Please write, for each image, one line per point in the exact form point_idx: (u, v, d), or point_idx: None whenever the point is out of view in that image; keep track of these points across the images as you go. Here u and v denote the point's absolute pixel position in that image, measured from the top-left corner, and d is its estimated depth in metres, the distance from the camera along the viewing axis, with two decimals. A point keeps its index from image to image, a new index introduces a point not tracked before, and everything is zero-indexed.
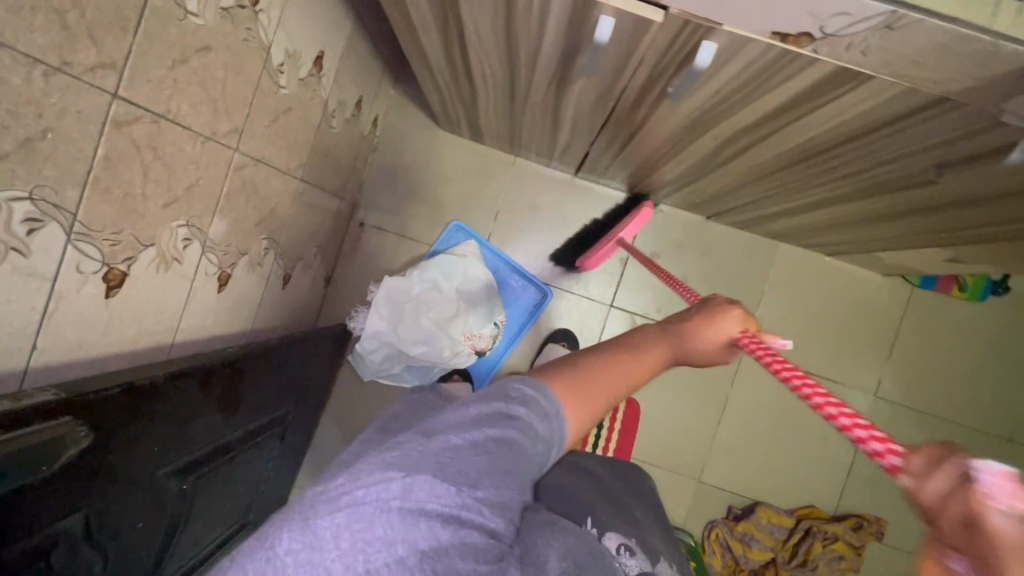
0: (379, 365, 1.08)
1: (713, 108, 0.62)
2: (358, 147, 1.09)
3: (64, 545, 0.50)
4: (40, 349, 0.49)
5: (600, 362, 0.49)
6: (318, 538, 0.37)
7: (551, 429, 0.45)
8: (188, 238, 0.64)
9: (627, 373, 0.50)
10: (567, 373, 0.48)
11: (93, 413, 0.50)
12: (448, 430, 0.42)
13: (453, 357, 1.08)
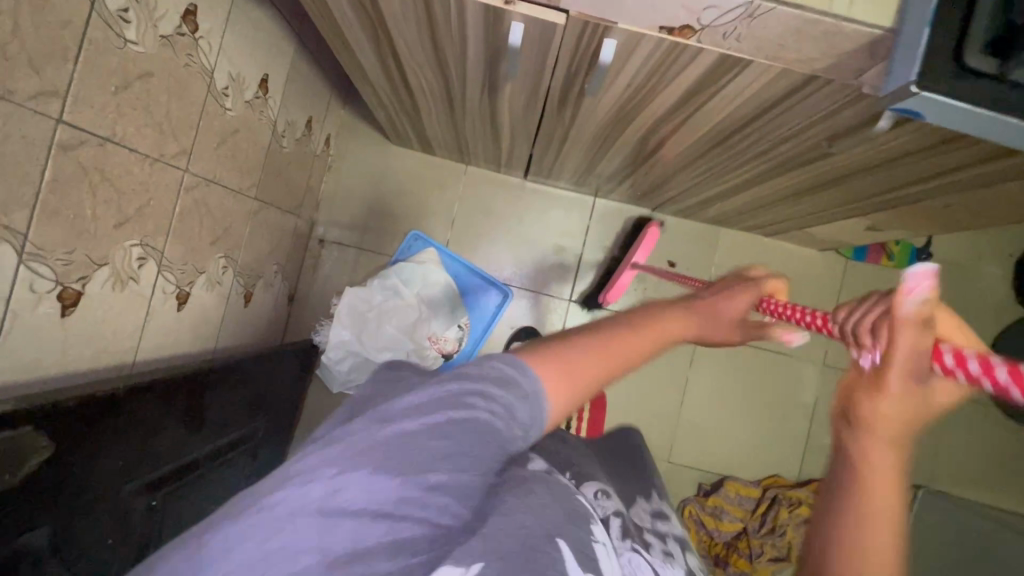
0: (348, 375, 1.08)
1: (630, 101, 0.67)
2: (311, 166, 1.13)
3: (31, 562, 0.51)
4: None
5: (591, 342, 0.50)
6: (219, 549, 0.35)
7: (527, 410, 0.45)
8: (142, 257, 0.67)
9: (637, 345, 0.53)
10: (552, 356, 0.48)
11: (56, 422, 0.52)
12: (404, 416, 0.41)
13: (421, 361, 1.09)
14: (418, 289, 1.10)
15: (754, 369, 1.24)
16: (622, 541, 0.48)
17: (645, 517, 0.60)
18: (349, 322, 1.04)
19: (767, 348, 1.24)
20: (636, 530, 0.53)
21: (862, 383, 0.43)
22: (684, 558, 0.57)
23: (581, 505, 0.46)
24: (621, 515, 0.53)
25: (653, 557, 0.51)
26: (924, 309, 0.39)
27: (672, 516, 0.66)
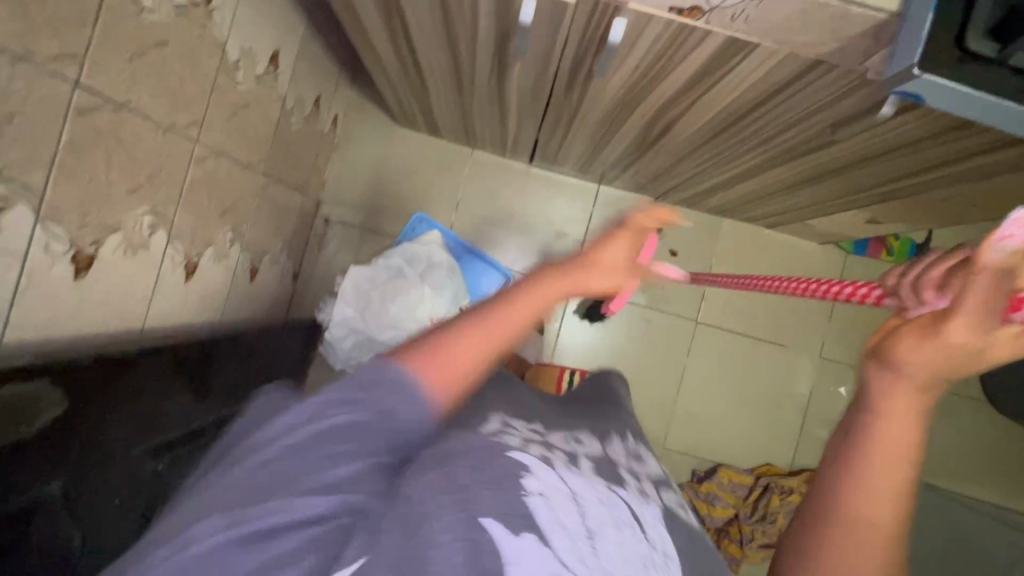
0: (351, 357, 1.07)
1: (637, 83, 0.68)
2: (318, 145, 1.14)
3: (44, 514, 0.53)
4: (12, 327, 0.51)
5: (455, 333, 0.39)
6: None
7: (401, 406, 0.36)
8: (154, 225, 0.68)
9: (516, 324, 0.39)
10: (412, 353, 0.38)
11: (68, 381, 0.53)
12: (259, 441, 0.34)
13: None
14: (421, 269, 1.10)
15: (751, 359, 1.25)
16: (593, 477, 0.42)
17: (619, 453, 0.50)
18: (352, 299, 1.06)
19: (765, 339, 1.25)
20: (609, 468, 0.46)
21: (908, 328, 0.38)
22: (663, 500, 0.48)
23: (528, 457, 0.39)
24: (593, 456, 0.46)
25: (626, 492, 0.43)
26: (1018, 260, 0.33)
27: (649, 457, 0.55)
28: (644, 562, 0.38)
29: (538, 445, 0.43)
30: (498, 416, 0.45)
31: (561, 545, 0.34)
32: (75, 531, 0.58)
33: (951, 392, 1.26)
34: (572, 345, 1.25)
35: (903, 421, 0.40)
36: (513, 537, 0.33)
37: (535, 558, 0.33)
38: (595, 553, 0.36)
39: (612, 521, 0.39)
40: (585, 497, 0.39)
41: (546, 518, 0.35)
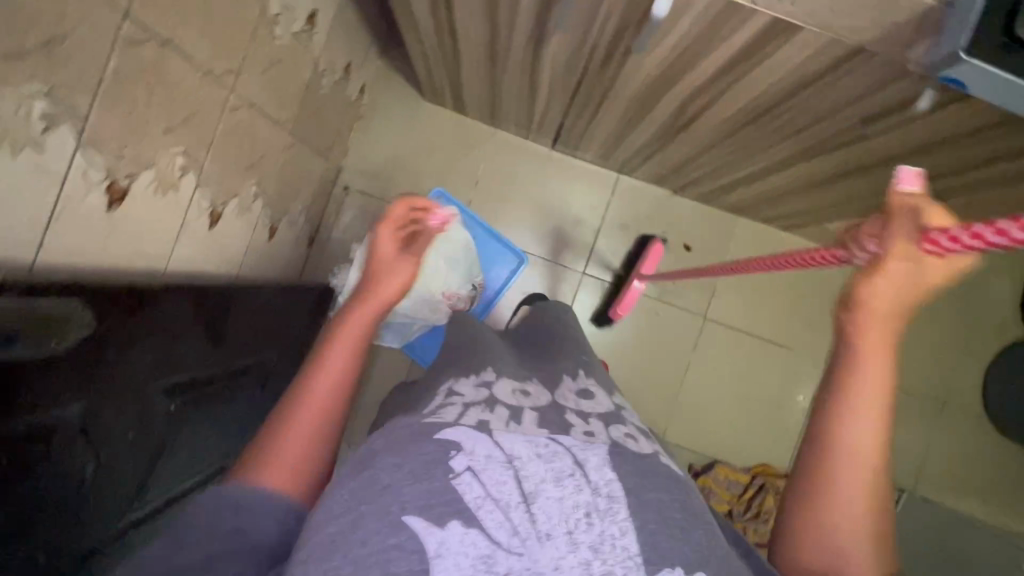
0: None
1: (674, 63, 0.69)
2: (345, 112, 1.14)
3: (62, 434, 0.53)
4: (46, 246, 0.51)
5: (278, 432, 0.57)
6: None
7: (262, 499, 0.51)
8: (185, 167, 0.68)
9: (312, 402, 0.59)
10: (251, 466, 0.54)
11: (97, 304, 0.54)
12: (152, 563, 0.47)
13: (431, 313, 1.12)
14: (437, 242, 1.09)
15: (755, 359, 1.26)
16: (533, 432, 0.51)
17: (567, 398, 0.60)
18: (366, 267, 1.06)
19: (771, 340, 1.26)
20: (554, 417, 0.55)
21: (859, 273, 0.48)
22: (610, 434, 0.55)
23: (458, 433, 0.49)
24: (538, 408, 0.56)
25: (569, 439, 0.51)
26: (917, 202, 0.45)
27: (604, 396, 0.64)
28: (577, 506, 0.45)
29: (479, 409, 0.53)
30: (452, 394, 0.57)
31: (491, 522, 0.43)
32: (88, 457, 0.59)
33: (951, 406, 1.27)
34: None
35: (876, 361, 0.48)
36: (438, 528, 0.42)
37: (460, 536, 0.42)
38: (527, 516, 0.44)
39: (551, 477, 0.47)
40: (519, 459, 0.47)
41: (477, 495, 0.44)
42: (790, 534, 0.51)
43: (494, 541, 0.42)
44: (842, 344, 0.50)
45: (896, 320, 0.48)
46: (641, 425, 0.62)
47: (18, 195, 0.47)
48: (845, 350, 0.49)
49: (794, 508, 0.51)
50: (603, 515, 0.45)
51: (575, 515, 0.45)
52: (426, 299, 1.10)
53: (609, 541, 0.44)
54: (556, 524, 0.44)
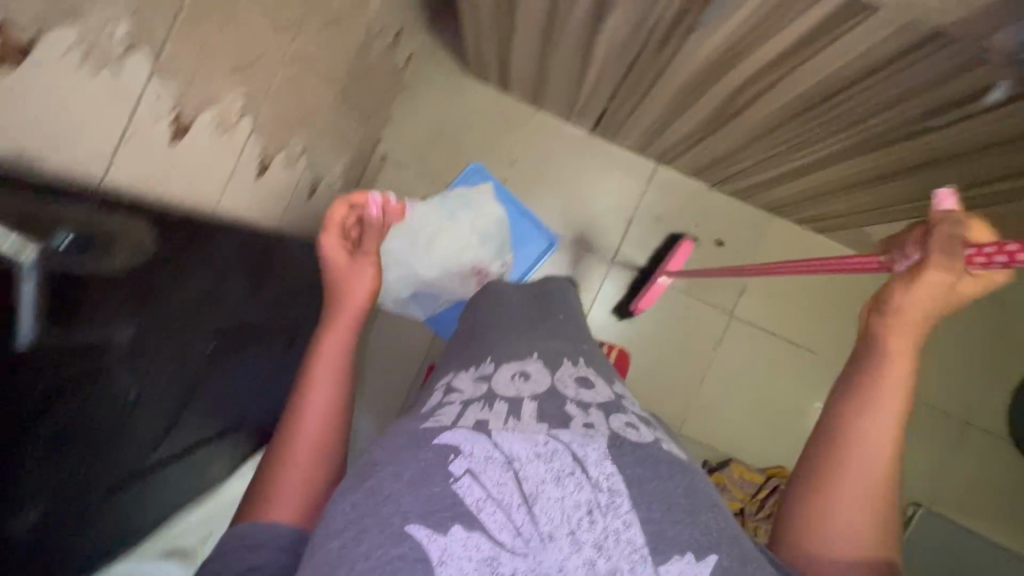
0: (389, 286, 1.11)
1: (733, 50, 0.69)
2: (390, 81, 1.15)
3: (113, 355, 0.55)
4: (116, 166, 0.51)
5: (285, 448, 0.66)
6: None
7: (269, 541, 0.59)
8: (242, 112, 0.69)
9: (309, 428, 0.67)
10: (260, 492, 0.64)
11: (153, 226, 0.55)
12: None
13: (460, 285, 1.12)
14: (471, 216, 1.13)
15: (778, 361, 1.25)
16: (532, 430, 0.55)
17: (566, 386, 0.64)
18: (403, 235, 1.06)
19: (796, 344, 1.25)
20: (554, 410, 0.59)
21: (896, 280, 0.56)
22: (610, 425, 0.59)
23: (457, 437, 0.54)
24: (536, 398, 0.61)
25: (568, 435, 0.55)
26: (959, 219, 0.52)
27: (605, 387, 0.67)
28: (579, 505, 0.49)
29: (476, 409, 0.60)
30: (452, 390, 0.66)
31: (494, 524, 0.47)
32: (131, 385, 0.60)
33: (973, 425, 1.26)
34: (604, 319, 1.26)
35: (903, 367, 0.56)
36: (441, 534, 0.46)
37: (462, 541, 0.46)
38: (529, 516, 0.48)
39: (552, 477, 0.51)
40: (518, 460, 0.52)
41: (478, 497, 0.49)
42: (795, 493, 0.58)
43: (497, 543, 0.46)
44: (870, 348, 0.58)
45: (919, 328, 0.55)
46: (640, 412, 0.66)
47: (95, 113, 0.47)
48: (876, 351, 0.57)
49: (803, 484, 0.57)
50: (606, 511, 0.49)
51: (578, 515, 0.49)
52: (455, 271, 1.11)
53: (614, 535, 0.48)
54: (559, 526, 0.48)
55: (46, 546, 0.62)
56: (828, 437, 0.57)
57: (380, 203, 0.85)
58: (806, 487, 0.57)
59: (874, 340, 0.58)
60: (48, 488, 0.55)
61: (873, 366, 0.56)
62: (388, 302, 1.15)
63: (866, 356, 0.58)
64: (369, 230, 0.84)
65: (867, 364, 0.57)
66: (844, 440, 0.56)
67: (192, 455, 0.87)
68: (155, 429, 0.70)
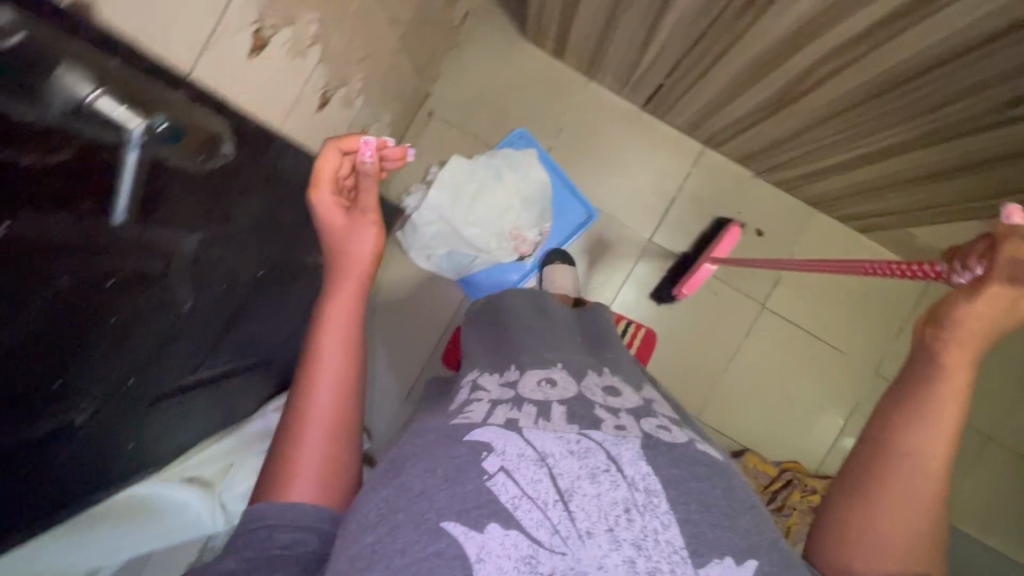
0: (428, 241, 1.12)
1: (818, 18, 0.68)
2: (446, 35, 1.14)
3: (178, 261, 0.55)
4: (201, 63, 0.48)
5: (295, 425, 0.62)
6: None
7: (292, 526, 0.55)
8: (315, 38, 0.67)
9: (319, 401, 0.63)
10: (273, 474, 0.60)
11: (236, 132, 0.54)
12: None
13: (497, 249, 1.12)
14: (518, 180, 1.11)
15: (804, 357, 1.24)
16: (563, 428, 0.51)
17: (594, 392, 0.59)
18: (446, 189, 1.07)
19: (825, 342, 1.24)
20: (584, 411, 0.55)
21: (956, 294, 0.52)
22: (642, 426, 0.54)
23: (488, 434, 0.51)
24: (566, 402, 0.56)
25: (601, 434, 0.51)
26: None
27: (632, 392, 0.62)
28: (616, 503, 0.45)
29: (506, 408, 0.55)
30: (479, 388, 0.61)
31: (530, 522, 0.44)
32: (189, 294, 0.61)
33: (995, 443, 1.24)
34: (634, 298, 1.25)
35: (958, 379, 0.51)
36: (478, 532, 0.43)
37: (500, 538, 0.43)
38: (566, 513, 0.45)
39: (587, 474, 0.47)
40: (552, 457, 0.48)
41: (512, 495, 0.46)
42: (843, 500, 0.55)
43: (536, 541, 0.43)
44: (925, 358, 0.53)
45: (981, 345, 0.51)
46: (672, 416, 0.61)
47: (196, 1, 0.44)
48: (929, 366, 0.52)
49: (846, 490, 0.55)
50: (643, 511, 0.45)
51: (615, 512, 0.45)
52: (498, 233, 1.11)
53: (652, 536, 0.44)
54: (597, 522, 0.44)
55: (90, 442, 0.63)
56: (871, 444, 0.55)
57: (374, 147, 0.66)
58: (854, 492, 0.54)
59: (930, 355, 0.53)
60: (105, 383, 0.56)
61: (925, 378, 0.52)
62: (422, 257, 1.15)
63: (913, 369, 0.54)
64: (366, 182, 0.67)
65: (917, 377, 0.53)
66: (891, 448, 0.53)
67: (223, 383, 0.88)
68: (199, 347, 0.71)
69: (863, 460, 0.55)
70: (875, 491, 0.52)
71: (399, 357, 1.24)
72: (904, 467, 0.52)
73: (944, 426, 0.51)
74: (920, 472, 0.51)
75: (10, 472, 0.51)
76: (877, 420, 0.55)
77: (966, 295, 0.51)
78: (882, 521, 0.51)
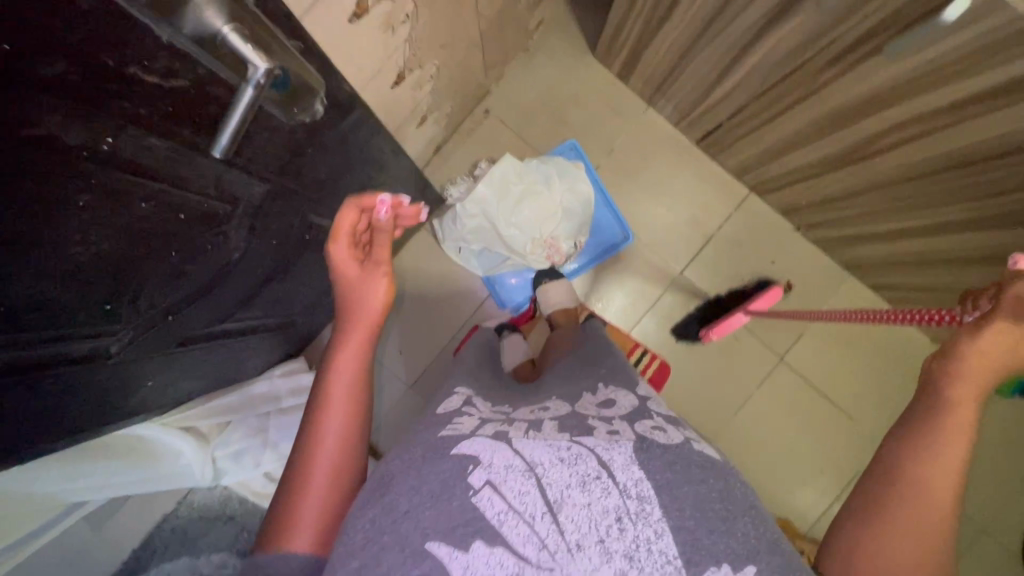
0: (464, 234, 1.11)
1: (901, 85, 0.69)
2: (519, 38, 1.15)
3: (241, 210, 0.55)
4: (309, 12, 0.48)
5: (297, 469, 0.55)
6: None
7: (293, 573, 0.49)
8: (407, 16, 0.68)
9: (323, 443, 0.56)
10: (271, 524, 0.52)
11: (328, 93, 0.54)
12: None
13: (531, 254, 1.14)
14: (565, 190, 1.12)
15: (812, 418, 1.23)
16: (553, 437, 0.47)
17: (588, 408, 0.55)
18: (493, 189, 1.06)
19: (835, 406, 1.23)
20: (575, 423, 0.51)
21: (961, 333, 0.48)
22: (635, 429, 0.50)
23: (477, 446, 0.45)
24: (558, 418, 0.52)
25: (593, 440, 0.47)
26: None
27: (625, 395, 0.58)
28: (607, 512, 0.40)
29: (496, 424, 0.51)
30: (469, 405, 0.57)
31: (518, 537, 0.39)
32: (240, 243, 0.61)
33: None
34: (654, 329, 1.24)
35: (964, 414, 0.47)
36: (462, 552, 0.37)
37: (485, 557, 0.37)
38: (554, 526, 0.39)
39: (577, 482, 0.42)
40: (540, 466, 0.43)
41: (498, 510, 0.40)
42: (834, 559, 0.48)
43: (521, 557, 0.38)
44: (925, 393, 0.50)
45: (987, 382, 0.47)
46: (667, 415, 0.57)
47: None
48: (929, 401, 0.49)
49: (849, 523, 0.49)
50: (636, 519, 0.40)
51: (605, 522, 0.40)
52: (536, 238, 1.12)
53: (645, 546, 0.39)
54: (587, 534, 0.39)
55: (115, 374, 0.62)
56: (873, 495, 0.48)
57: (390, 205, 0.64)
58: (843, 534, 0.48)
59: (928, 390, 0.49)
60: (147, 316, 0.56)
61: (929, 411, 0.48)
62: (456, 247, 1.15)
63: (915, 407, 0.50)
64: (381, 238, 0.65)
65: (920, 415, 0.49)
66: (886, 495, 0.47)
67: (242, 339, 0.87)
68: (232, 297, 0.70)
69: (853, 512, 0.49)
70: (862, 545, 0.46)
71: (412, 345, 1.23)
72: (894, 511, 0.46)
73: (947, 462, 0.46)
74: (920, 516, 0.45)
75: (43, 385, 0.51)
76: (879, 460, 0.50)
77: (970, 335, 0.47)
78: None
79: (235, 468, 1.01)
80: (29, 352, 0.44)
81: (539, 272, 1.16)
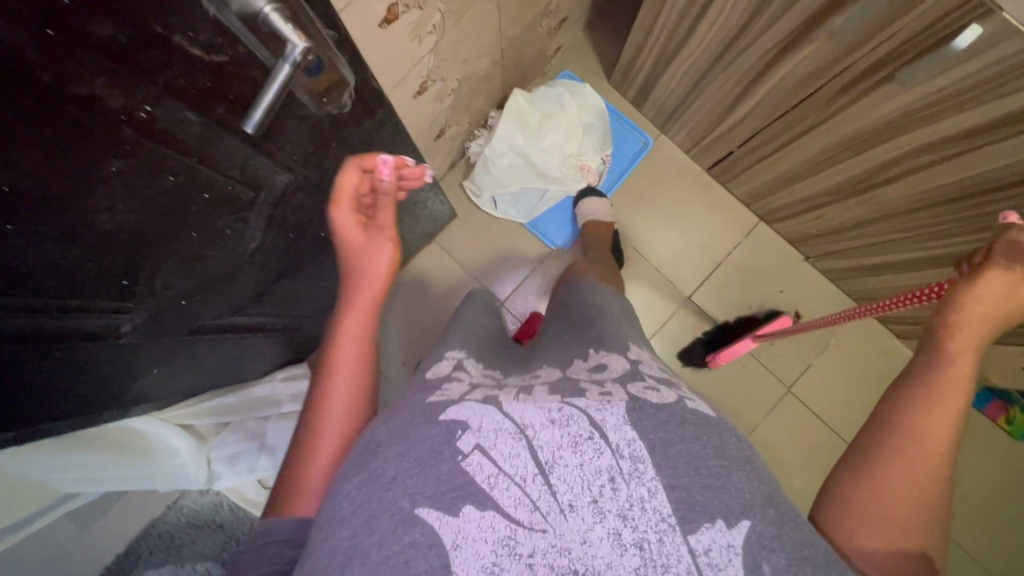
0: (499, 178, 1.17)
1: (913, 112, 0.70)
2: (538, 62, 1.19)
3: (264, 198, 0.57)
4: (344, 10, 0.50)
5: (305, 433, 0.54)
6: None
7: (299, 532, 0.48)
8: (434, 27, 0.70)
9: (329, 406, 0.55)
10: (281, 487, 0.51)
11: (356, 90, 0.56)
12: None
13: (566, 173, 1.19)
14: (579, 105, 1.18)
15: (818, 452, 1.20)
16: (544, 400, 0.45)
17: (579, 373, 0.52)
18: (516, 121, 1.12)
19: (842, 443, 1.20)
20: (568, 387, 0.48)
21: (959, 284, 0.49)
22: (627, 388, 0.47)
23: (465, 411, 0.43)
24: (550, 382, 0.50)
25: (583, 401, 0.44)
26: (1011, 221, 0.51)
27: (618, 359, 0.54)
28: (599, 472, 0.38)
29: (485, 389, 0.49)
30: (461, 368, 0.54)
31: (507, 501, 0.36)
32: (257, 233, 0.61)
33: None
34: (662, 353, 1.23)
35: (964, 365, 0.47)
36: (452, 516, 0.36)
37: (475, 522, 0.35)
38: (545, 488, 0.37)
39: (568, 443, 0.40)
40: (532, 428, 0.41)
41: (488, 474, 0.38)
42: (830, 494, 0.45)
43: (514, 520, 0.35)
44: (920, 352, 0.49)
45: (983, 334, 0.48)
46: (661, 375, 0.53)
47: None
48: (930, 355, 0.48)
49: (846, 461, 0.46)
50: (629, 479, 0.38)
51: (598, 482, 0.37)
52: (566, 160, 1.17)
53: (638, 504, 0.36)
54: (580, 494, 0.37)
55: (120, 357, 0.62)
56: (868, 437, 0.46)
57: (392, 166, 0.60)
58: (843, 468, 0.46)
59: (928, 345, 0.49)
60: (160, 298, 0.56)
61: (929, 366, 0.47)
62: (495, 194, 1.20)
63: (912, 366, 0.49)
64: (384, 201, 0.61)
65: (918, 370, 0.48)
66: (877, 453, 0.45)
67: (248, 337, 0.87)
68: (244, 290, 0.71)
69: (842, 469, 0.46)
70: (853, 493, 0.44)
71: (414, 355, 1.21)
72: (889, 461, 0.44)
73: (939, 413, 0.45)
74: (911, 474, 0.43)
75: (53, 359, 0.51)
76: (880, 409, 0.47)
77: (966, 285, 0.49)
78: (862, 530, 0.42)
79: (229, 472, 0.98)
80: (43, 323, 0.45)
81: (581, 193, 1.21)
